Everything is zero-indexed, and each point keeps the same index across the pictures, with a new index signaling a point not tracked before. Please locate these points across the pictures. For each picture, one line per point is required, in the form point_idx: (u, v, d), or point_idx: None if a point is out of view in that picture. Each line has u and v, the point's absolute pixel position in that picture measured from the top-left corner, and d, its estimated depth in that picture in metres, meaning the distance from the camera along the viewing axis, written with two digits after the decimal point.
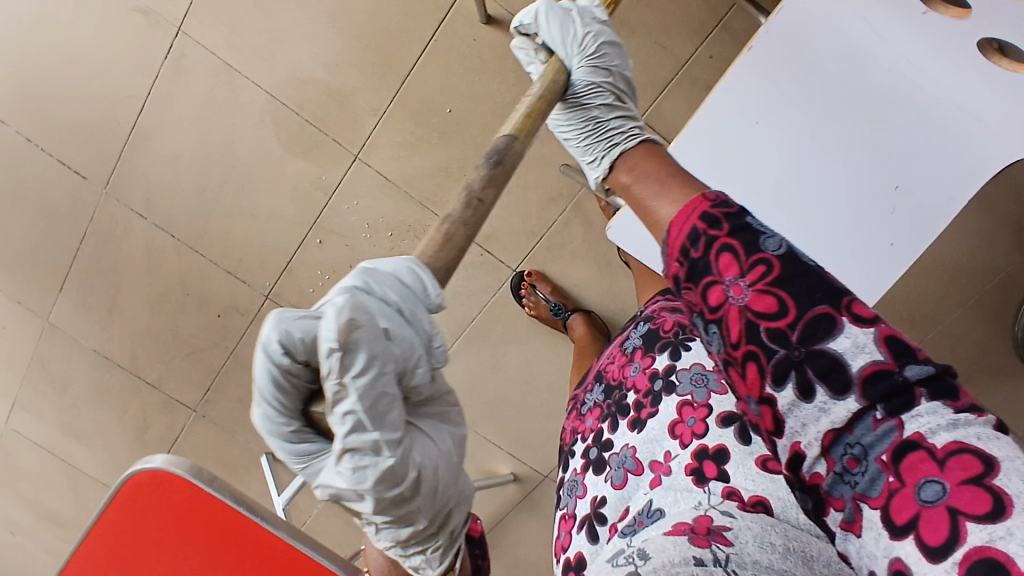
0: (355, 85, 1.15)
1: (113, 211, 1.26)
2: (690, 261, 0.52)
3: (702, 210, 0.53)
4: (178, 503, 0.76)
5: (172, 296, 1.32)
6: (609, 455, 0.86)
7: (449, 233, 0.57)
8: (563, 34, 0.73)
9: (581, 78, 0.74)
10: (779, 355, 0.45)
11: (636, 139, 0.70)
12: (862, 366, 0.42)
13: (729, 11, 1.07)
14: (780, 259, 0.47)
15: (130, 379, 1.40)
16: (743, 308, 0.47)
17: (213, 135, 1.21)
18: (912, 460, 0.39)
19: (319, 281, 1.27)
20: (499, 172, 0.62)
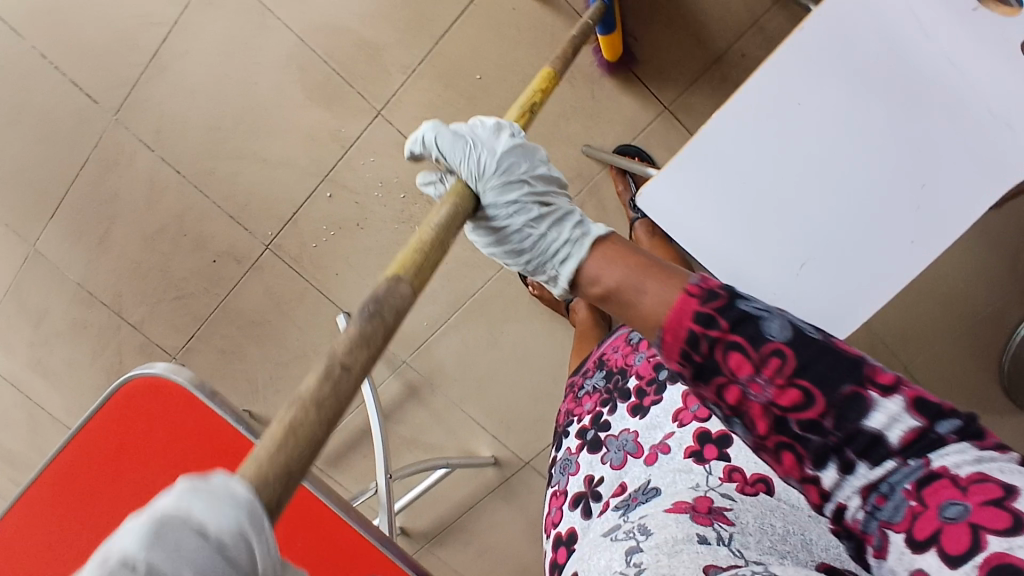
0: (388, 39, 1.15)
1: (120, 139, 1.23)
2: (695, 365, 0.48)
3: (692, 310, 0.48)
4: (168, 415, 0.74)
5: (168, 235, 1.28)
6: (607, 436, 0.78)
7: (306, 401, 0.38)
8: (458, 160, 0.61)
9: (494, 201, 0.62)
10: (816, 443, 0.43)
11: (585, 249, 0.59)
12: (899, 436, 0.40)
13: (767, 12, 1.09)
14: (792, 346, 0.44)
15: (110, 318, 1.34)
16: (767, 405, 0.44)
17: (234, 73, 1.18)
18: (934, 485, 0.39)
19: (323, 236, 1.26)
20: (376, 326, 0.44)
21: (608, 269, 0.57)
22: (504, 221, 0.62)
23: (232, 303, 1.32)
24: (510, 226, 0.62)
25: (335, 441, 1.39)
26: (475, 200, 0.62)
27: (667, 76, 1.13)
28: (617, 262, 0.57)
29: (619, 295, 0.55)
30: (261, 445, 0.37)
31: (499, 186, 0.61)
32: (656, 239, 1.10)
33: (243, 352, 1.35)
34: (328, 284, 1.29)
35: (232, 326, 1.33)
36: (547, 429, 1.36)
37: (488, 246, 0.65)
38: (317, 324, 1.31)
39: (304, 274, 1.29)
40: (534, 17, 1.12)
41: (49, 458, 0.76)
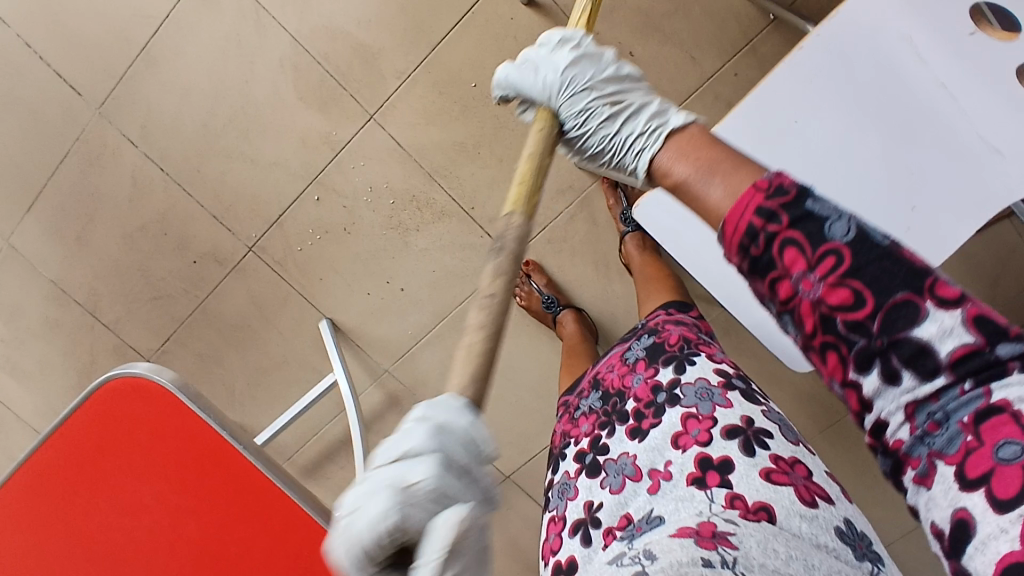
0: (385, 44, 1.14)
1: (104, 134, 1.21)
2: (752, 259, 0.48)
3: (756, 204, 0.47)
4: (149, 421, 0.71)
5: (150, 234, 1.25)
6: (605, 459, 0.66)
7: (470, 346, 0.56)
8: (531, 89, 0.71)
9: (570, 114, 0.70)
10: (860, 345, 0.43)
11: (657, 138, 0.62)
12: (951, 350, 0.40)
13: (760, 33, 1.09)
14: (851, 247, 0.43)
15: (84, 317, 1.31)
16: (816, 303, 0.44)
17: (226, 72, 1.17)
18: (992, 420, 0.39)
19: (310, 240, 1.24)
20: (507, 262, 0.61)
21: (680, 161, 0.58)
22: (584, 129, 0.70)
23: (211, 306, 1.29)
24: (589, 133, 0.70)
25: (312, 451, 1.36)
26: (556, 118, 0.71)
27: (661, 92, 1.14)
28: (686, 158, 0.57)
29: (688, 189, 0.55)
30: (459, 364, 0.56)
31: (569, 100, 0.69)
32: (647, 255, 1.09)
33: (222, 356, 1.32)
34: (312, 289, 1.27)
35: (212, 328, 1.30)
36: (527, 444, 1.34)
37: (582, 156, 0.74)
38: (299, 329, 1.29)
39: (288, 279, 1.26)
40: (533, 28, 1.11)
41: (28, 455, 0.74)
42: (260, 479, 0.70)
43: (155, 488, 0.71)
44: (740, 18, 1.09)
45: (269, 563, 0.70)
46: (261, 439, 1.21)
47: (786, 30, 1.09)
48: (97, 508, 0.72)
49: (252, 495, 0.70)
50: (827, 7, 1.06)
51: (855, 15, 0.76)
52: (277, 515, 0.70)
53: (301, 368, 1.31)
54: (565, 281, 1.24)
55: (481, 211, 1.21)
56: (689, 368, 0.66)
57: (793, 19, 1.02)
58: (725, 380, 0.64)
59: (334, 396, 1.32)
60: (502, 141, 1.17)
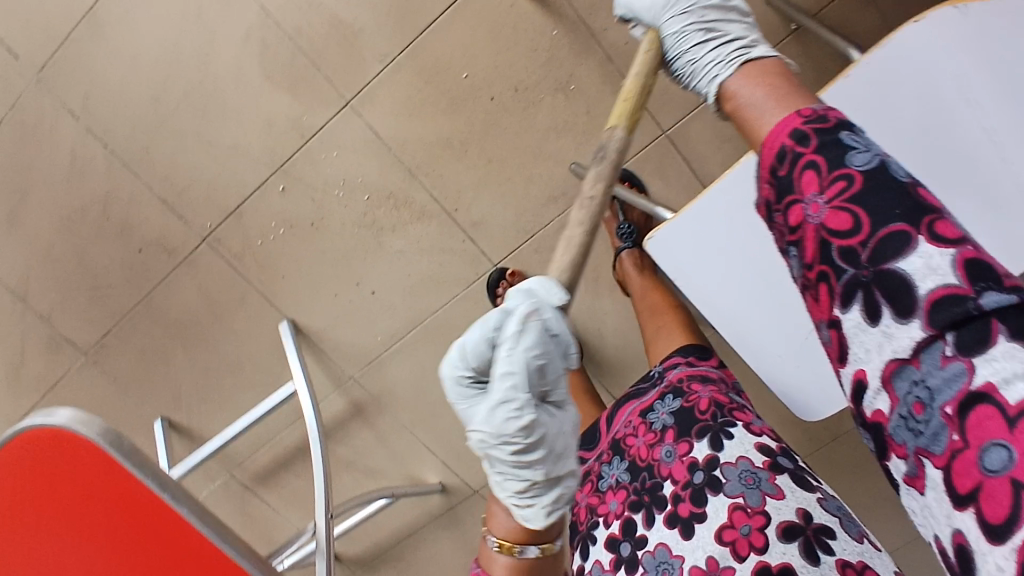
0: (366, 23, 1.01)
1: (43, 103, 1.07)
2: (773, 180, 0.47)
3: (792, 125, 0.47)
4: (63, 472, 0.60)
5: (90, 217, 1.12)
6: (644, 553, 0.68)
7: (571, 236, 0.57)
8: (641, 8, 0.70)
9: (670, 29, 0.66)
10: (849, 275, 0.41)
11: (733, 67, 0.58)
12: (930, 290, 0.36)
13: (781, 42, 0.99)
14: (865, 174, 0.41)
15: (15, 305, 1.18)
16: (817, 227, 0.43)
17: (184, 43, 1.03)
18: (978, 413, 0.34)
19: (271, 233, 1.12)
20: (609, 167, 0.61)
21: (748, 85, 0.55)
22: (674, 51, 0.66)
23: (158, 299, 1.17)
24: (678, 56, 0.66)
25: (266, 458, 1.26)
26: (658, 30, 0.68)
27: (669, 97, 1.02)
28: (750, 81, 0.56)
29: (741, 116, 0.55)
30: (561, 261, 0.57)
31: (673, 16, 0.67)
32: (646, 276, 1.02)
33: (168, 355, 1.20)
34: (273, 287, 1.15)
35: (157, 324, 1.18)
36: None
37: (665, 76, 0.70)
38: (256, 329, 1.17)
39: (246, 275, 1.15)
40: (533, 18, 1.00)
41: None
42: (206, 547, 0.60)
43: (83, 554, 0.61)
44: (760, 25, 0.99)
45: None
46: (173, 473, 1.13)
47: (808, 41, 0.99)
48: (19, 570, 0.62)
49: (198, 562, 0.60)
50: (850, 20, 0.97)
51: (905, 45, 0.66)
52: None
53: (257, 371, 1.20)
54: None
55: (465, 213, 1.10)
56: (727, 444, 0.69)
57: (823, 32, 0.92)
58: (770, 460, 0.67)
59: (294, 403, 1.21)
60: (493, 140, 1.06)
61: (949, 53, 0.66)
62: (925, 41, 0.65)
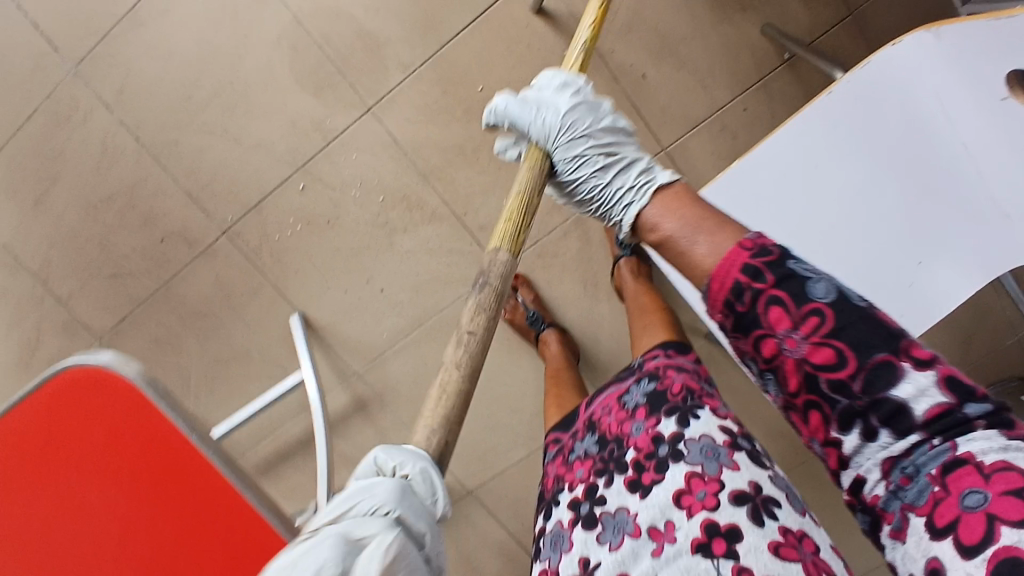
0: (391, 34, 1.09)
1: (77, 94, 1.13)
2: (737, 314, 0.52)
3: (742, 262, 0.52)
4: (95, 415, 0.65)
5: (115, 205, 1.18)
6: (603, 512, 0.75)
7: (445, 383, 0.62)
8: (529, 127, 0.71)
9: (562, 157, 0.70)
10: (843, 404, 0.48)
11: (643, 195, 0.65)
12: (926, 410, 0.45)
13: (774, 70, 1.07)
14: (832, 307, 0.48)
15: (34, 288, 1.22)
16: (801, 361, 0.49)
17: (219, 44, 1.10)
18: (957, 472, 0.43)
19: (288, 229, 1.18)
20: (489, 297, 0.65)
21: (665, 217, 0.62)
22: (575, 174, 0.70)
23: (174, 288, 1.21)
24: (580, 179, 0.70)
25: (266, 450, 1.28)
26: (548, 159, 0.71)
27: (669, 115, 1.09)
28: (671, 213, 0.61)
29: (673, 243, 0.60)
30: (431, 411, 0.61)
31: (565, 144, 0.70)
32: (640, 282, 1.09)
33: (179, 342, 1.24)
34: (286, 281, 1.20)
35: (171, 313, 1.22)
36: (496, 460, 1.30)
37: (564, 197, 0.75)
38: (267, 322, 1.22)
39: (262, 268, 1.20)
40: (547, 38, 1.08)
41: None
42: (225, 492, 0.65)
43: (102, 497, 0.65)
44: (755, 54, 1.07)
45: None
46: (213, 430, 1.16)
47: (801, 70, 1.07)
48: (33, 512, 0.65)
49: (212, 509, 0.65)
50: (840, 52, 1.06)
51: (888, 64, 0.74)
52: (238, 533, 0.65)
53: (263, 362, 1.23)
54: (552, 299, 1.21)
55: (473, 217, 1.16)
56: (694, 422, 0.75)
57: (815, 60, 0.99)
58: (730, 439, 0.74)
59: (299, 395, 1.26)
60: None
61: (926, 74, 0.74)
62: (901, 65, 0.74)
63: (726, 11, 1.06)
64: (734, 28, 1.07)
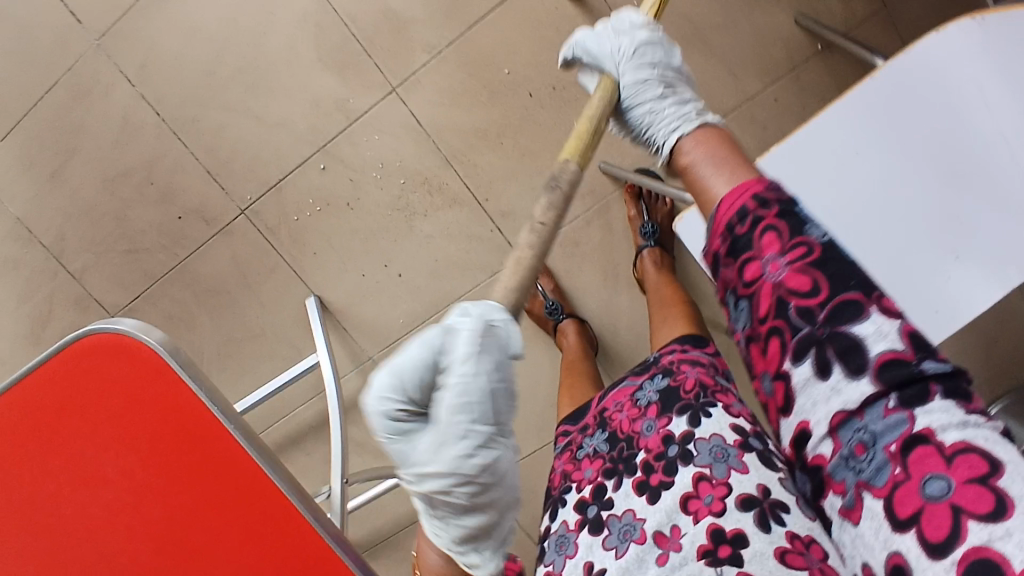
0: (418, 14, 1.07)
1: (98, 66, 1.12)
2: (733, 237, 0.49)
3: (753, 191, 0.49)
4: (110, 382, 0.63)
5: (134, 180, 1.16)
6: (610, 515, 0.72)
7: (520, 258, 0.55)
8: (598, 53, 0.68)
9: (628, 82, 0.66)
10: (805, 332, 0.45)
11: (694, 125, 0.62)
12: (879, 353, 0.41)
13: (806, 61, 1.05)
14: (824, 246, 0.45)
15: (48, 262, 1.21)
16: (777, 284, 0.46)
17: (243, 20, 1.09)
18: (919, 452, 0.39)
19: (307, 210, 1.16)
20: (558, 197, 0.58)
21: (698, 147, 0.61)
22: (635, 101, 0.66)
23: (189, 266, 1.20)
24: (637, 108, 0.66)
25: (276, 433, 1.27)
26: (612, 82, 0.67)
27: None
28: (705, 144, 0.60)
29: (693, 173, 0.59)
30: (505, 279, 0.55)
31: (633, 66, 0.66)
32: (662, 273, 1.08)
33: (193, 321, 1.23)
34: (303, 263, 1.19)
35: (187, 291, 1.21)
36: None
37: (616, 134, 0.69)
38: (282, 303, 1.21)
39: (279, 248, 1.18)
40: (576, 22, 1.06)
41: None
42: (246, 468, 0.64)
43: (120, 464, 0.65)
44: (788, 44, 1.05)
45: (237, 559, 0.65)
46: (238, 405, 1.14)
47: (833, 62, 1.05)
48: (50, 479, 0.65)
49: (230, 482, 0.64)
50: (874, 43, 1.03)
51: (929, 50, 0.71)
52: (254, 507, 0.64)
53: (277, 344, 1.22)
54: (571, 287, 1.19)
55: (494, 203, 1.14)
56: (704, 421, 0.73)
57: (852, 49, 0.97)
58: (742, 438, 0.71)
59: (311, 378, 1.24)
60: (527, 134, 1.11)
61: (965, 62, 0.70)
62: (940, 52, 0.71)
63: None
64: (768, 17, 1.05)
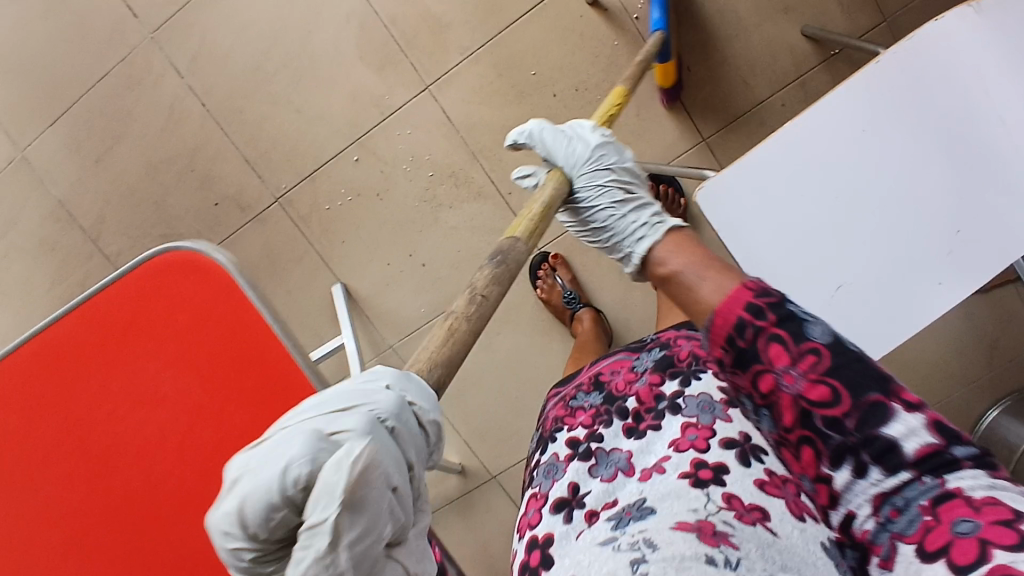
0: (453, 18, 1.16)
1: (151, 58, 1.20)
2: (738, 349, 0.52)
3: (747, 300, 0.52)
4: (176, 302, 0.72)
5: (175, 166, 1.23)
6: (598, 448, 0.74)
7: (452, 327, 0.51)
8: (556, 150, 0.73)
9: (584, 185, 0.72)
10: (836, 440, 0.47)
11: (657, 233, 0.68)
12: (915, 448, 0.44)
13: (813, 70, 1.14)
14: (829, 347, 0.48)
15: (84, 244, 1.26)
16: (796, 396, 0.48)
17: (291, 20, 1.18)
18: (948, 503, 0.43)
19: (339, 199, 1.22)
20: (503, 272, 0.57)
21: (676, 254, 0.65)
22: (594, 204, 0.72)
23: None
24: (596, 208, 0.72)
25: None
26: (570, 185, 0.73)
27: (710, 111, 1.17)
28: (682, 252, 0.65)
29: (679, 280, 0.62)
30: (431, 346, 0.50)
31: (589, 173, 0.72)
32: None
33: None
34: (331, 251, 1.24)
35: None
36: (522, 446, 1.30)
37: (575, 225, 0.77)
38: (309, 290, 1.25)
39: (309, 236, 1.24)
40: (600, 29, 1.14)
41: (42, 326, 0.73)
42: (288, 390, 0.68)
43: (177, 383, 0.71)
44: (795, 54, 1.14)
45: None
46: (316, 353, 1.16)
47: (837, 70, 1.13)
48: (106, 400, 0.72)
49: (270, 403, 0.69)
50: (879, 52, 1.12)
51: (935, 36, 0.79)
52: None
53: (301, 329, 1.26)
54: (588, 281, 1.25)
55: (518, 197, 1.19)
56: (694, 382, 0.75)
57: (859, 46, 1.05)
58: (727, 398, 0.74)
59: (333, 365, 1.28)
60: None
61: (964, 50, 0.78)
62: (946, 39, 0.79)
63: (769, 13, 1.13)
64: (778, 28, 1.13)
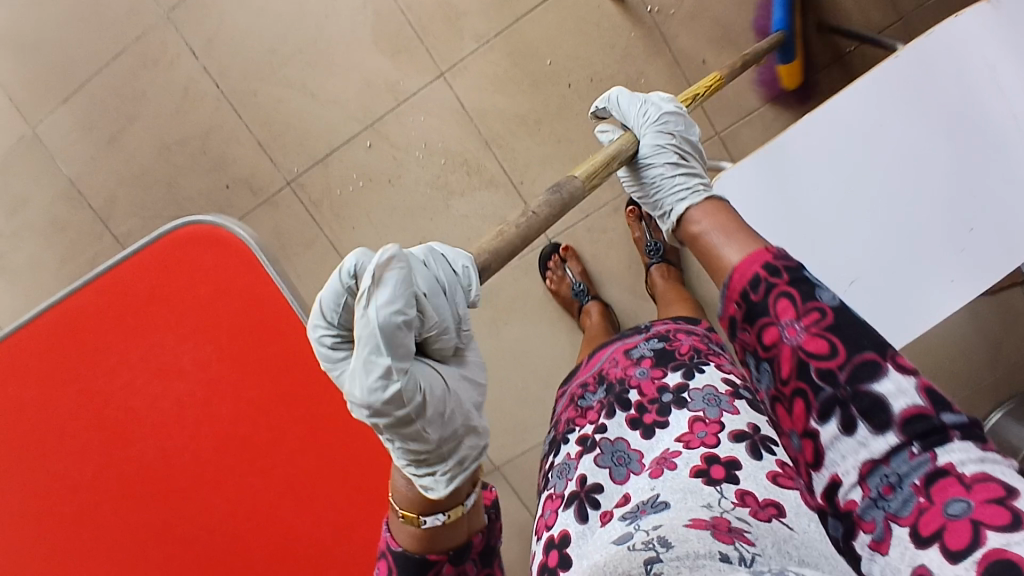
0: (469, 6, 1.16)
1: (165, 39, 1.20)
2: (748, 304, 0.57)
3: (764, 260, 0.58)
4: (187, 279, 0.72)
5: (188, 148, 1.23)
6: (602, 439, 0.69)
7: (506, 232, 0.59)
8: (630, 113, 0.78)
9: (648, 142, 0.76)
10: (828, 393, 0.50)
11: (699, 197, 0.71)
12: (902, 408, 0.47)
13: (827, 67, 1.14)
14: (834, 309, 0.52)
15: (95, 225, 1.26)
16: (796, 348, 0.53)
17: (307, 3, 1.18)
18: (941, 482, 0.43)
19: (350, 184, 1.22)
20: (559, 201, 0.64)
21: (707, 217, 0.69)
22: (652, 161, 0.76)
23: None
24: (653, 166, 0.76)
25: None
26: (636, 142, 0.77)
27: (724, 104, 1.17)
28: (714, 217, 0.69)
29: (706, 240, 0.67)
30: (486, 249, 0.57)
31: (654, 132, 0.76)
32: (670, 284, 1.14)
33: None
34: (342, 236, 1.24)
35: None
36: (526, 436, 1.30)
37: (630, 185, 0.80)
38: (318, 275, 1.25)
39: (320, 221, 1.24)
40: (616, 20, 1.14)
41: (45, 306, 0.72)
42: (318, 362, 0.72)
43: (196, 355, 0.72)
44: (811, 50, 1.14)
45: (299, 458, 0.73)
46: None
47: (851, 68, 1.14)
48: (120, 374, 0.72)
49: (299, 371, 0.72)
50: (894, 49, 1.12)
51: (950, 32, 0.78)
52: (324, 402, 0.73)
53: None
54: (597, 272, 1.25)
55: (529, 186, 1.19)
56: (698, 374, 0.71)
57: (875, 42, 1.06)
58: (732, 389, 0.69)
59: None
60: (564, 122, 1.17)
61: (979, 45, 0.77)
62: (962, 34, 0.78)
63: None
64: None
